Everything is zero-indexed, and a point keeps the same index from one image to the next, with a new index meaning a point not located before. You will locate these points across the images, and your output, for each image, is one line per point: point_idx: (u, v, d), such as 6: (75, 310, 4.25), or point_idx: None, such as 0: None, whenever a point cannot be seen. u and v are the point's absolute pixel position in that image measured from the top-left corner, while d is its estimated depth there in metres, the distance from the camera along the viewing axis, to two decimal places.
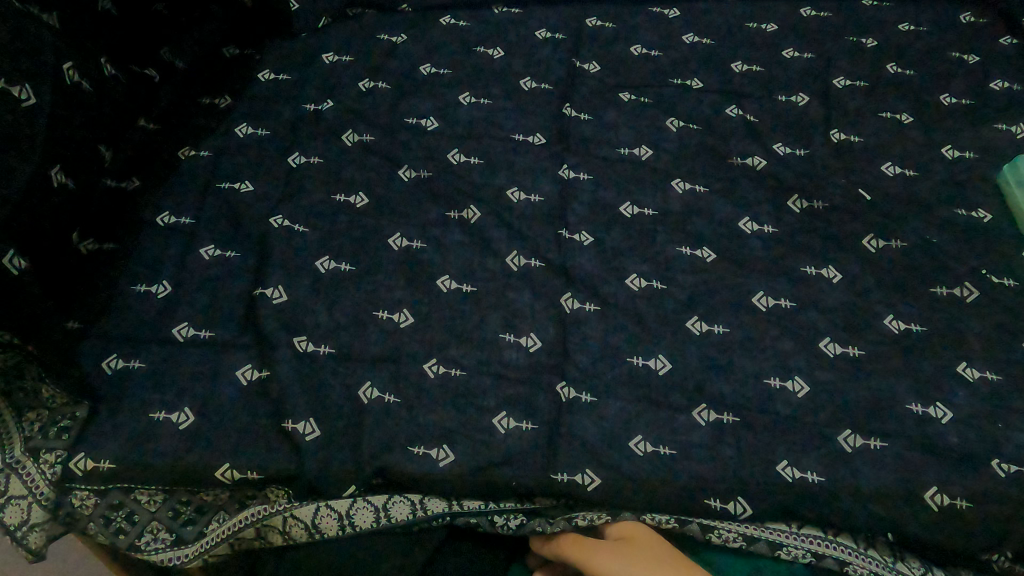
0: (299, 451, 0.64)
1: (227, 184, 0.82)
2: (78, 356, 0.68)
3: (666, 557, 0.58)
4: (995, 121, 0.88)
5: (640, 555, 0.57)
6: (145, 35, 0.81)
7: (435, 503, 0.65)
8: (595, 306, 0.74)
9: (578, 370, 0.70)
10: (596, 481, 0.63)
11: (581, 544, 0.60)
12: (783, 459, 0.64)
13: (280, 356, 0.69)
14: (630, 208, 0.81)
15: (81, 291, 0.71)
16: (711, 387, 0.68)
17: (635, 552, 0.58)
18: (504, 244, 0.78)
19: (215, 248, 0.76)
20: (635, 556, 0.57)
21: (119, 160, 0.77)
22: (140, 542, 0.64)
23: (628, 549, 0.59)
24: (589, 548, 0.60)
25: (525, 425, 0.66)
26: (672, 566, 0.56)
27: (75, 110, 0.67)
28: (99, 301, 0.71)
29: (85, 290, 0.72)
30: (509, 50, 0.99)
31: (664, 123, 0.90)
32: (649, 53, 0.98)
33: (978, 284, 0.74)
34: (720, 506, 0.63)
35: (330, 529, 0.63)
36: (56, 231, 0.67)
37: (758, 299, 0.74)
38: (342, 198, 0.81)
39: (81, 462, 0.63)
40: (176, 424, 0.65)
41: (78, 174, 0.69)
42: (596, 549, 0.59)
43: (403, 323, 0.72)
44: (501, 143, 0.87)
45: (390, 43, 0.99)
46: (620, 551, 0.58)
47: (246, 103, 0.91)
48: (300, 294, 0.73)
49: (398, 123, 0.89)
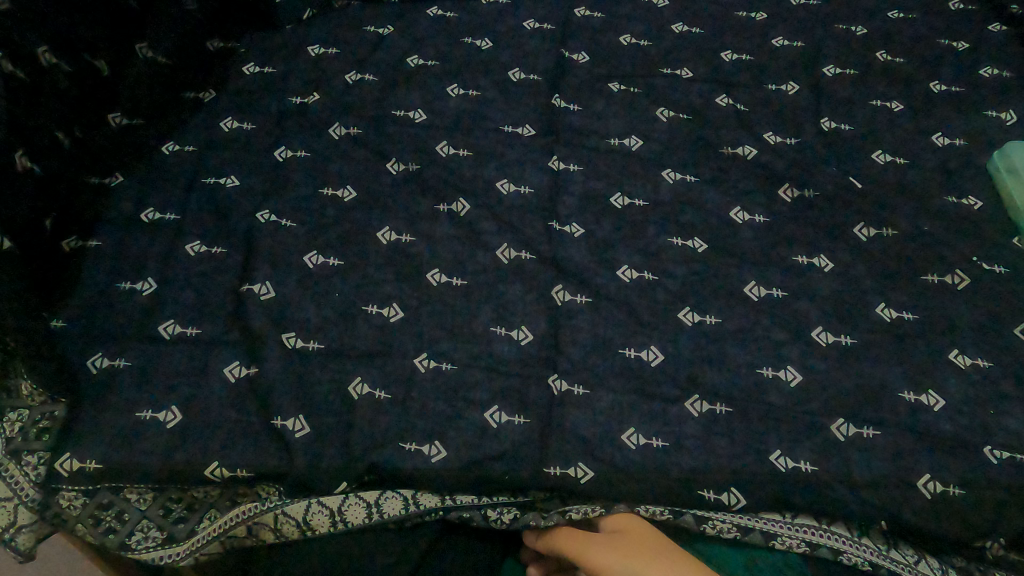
0: (288, 449, 0.63)
1: (213, 180, 0.81)
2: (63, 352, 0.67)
3: (651, 544, 0.58)
4: (984, 108, 0.88)
5: (627, 544, 0.58)
6: (122, 25, 0.79)
7: (428, 498, 0.64)
8: (586, 298, 0.73)
9: (570, 362, 0.69)
10: (589, 474, 0.63)
11: (570, 536, 0.61)
12: (777, 449, 0.64)
13: (268, 352, 0.68)
14: (621, 200, 0.81)
15: (63, 285, 0.71)
16: (704, 377, 0.68)
17: (622, 541, 0.58)
18: (494, 236, 0.77)
19: (200, 244, 0.75)
20: (621, 546, 0.58)
21: (86, 151, 0.76)
22: (130, 541, 0.63)
23: (616, 539, 0.59)
24: (578, 539, 0.60)
25: (517, 419, 0.66)
26: (658, 553, 0.56)
27: (27, 103, 0.66)
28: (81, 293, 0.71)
29: (66, 284, 0.71)
30: (497, 41, 0.97)
31: (654, 113, 0.89)
32: (638, 43, 0.97)
33: (970, 271, 0.74)
34: (715, 497, 0.62)
35: (322, 525, 0.63)
36: (24, 224, 0.65)
37: (749, 289, 0.74)
38: (330, 191, 0.80)
39: (67, 462, 0.62)
40: (163, 423, 0.64)
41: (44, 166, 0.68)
42: (584, 539, 0.60)
43: (393, 318, 0.71)
44: (490, 135, 0.86)
45: (377, 35, 0.98)
46: (606, 541, 0.59)
47: (230, 96, 0.89)
48: (288, 289, 0.72)
49: (385, 115, 0.88)
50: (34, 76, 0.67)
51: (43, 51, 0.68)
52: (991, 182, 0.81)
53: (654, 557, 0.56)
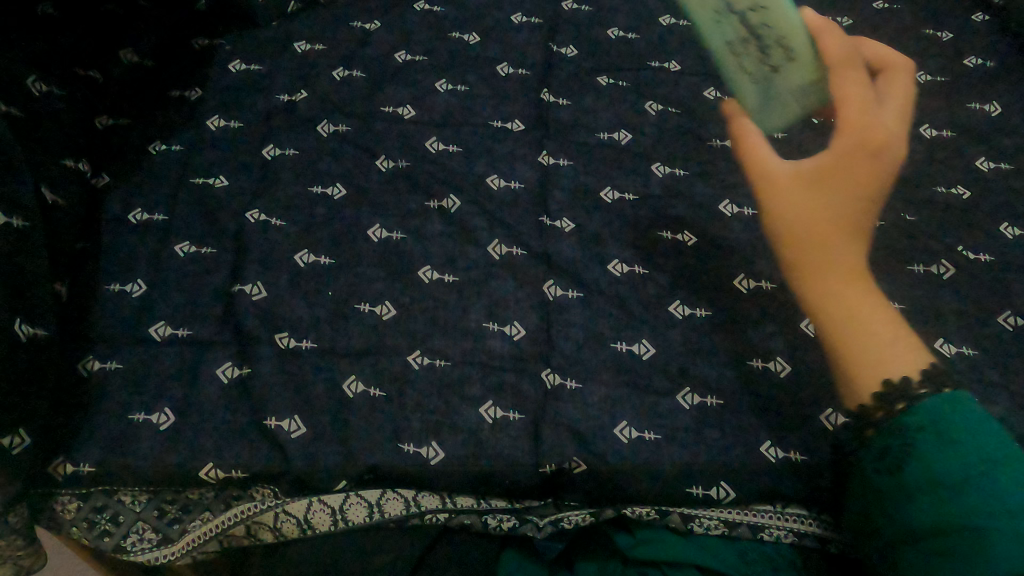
0: (283, 448, 0.64)
1: (201, 180, 0.80)
2: (72, 367, 0.66)
3: (844, 256, 0.60)
4: (969, 100, 0.89)
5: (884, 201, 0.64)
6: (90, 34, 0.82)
7: (429, 499, 0.65)
8: (577, 293, 0.74)
9: (562, 357, 0.69)
10: (581, 465, 0.64)
11: (856, 150, 0.62)
12: (766, 440, 0.65)
13: (261, 353, 0.68)
14: (611, 194, 0.81)
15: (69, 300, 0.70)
16: (694, 370, 0.69)
17: (875, 197, 0.62)
18: (485, 233, 0.77)
19: (189, 245, 0.75)
20: (819, 235, 0.61)
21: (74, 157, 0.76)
22: (126, 542, 0.64)
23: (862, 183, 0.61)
24: (847, 167, 0.62)
25: (511, 414, 0.66)
26: (812, 265, 0.61)
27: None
28: (83, 307, 0.70)
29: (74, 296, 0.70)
30: (485, 35, 0.96)
31: (643, 107, 0.89)
32: (627, 37, 0.97)
33: (954, 261, 0.75)
34: (703, 493, 0.64)
35: (323, 523, 0.63)
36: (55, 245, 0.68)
37: (738, 282, 0.74)
38: (320, 189, 0.80)
39: (61, 465, 0.63)
40: (156, 425, 0.64)
41: (20, 206, 0.62)
42: (855, 99, 0.65)
43: (385, 316, 0.71)
44: (479, 131, 0.86)
45: (363, 29, 0.96)
46: (901, 106, 0.67)
47: (215, 93, 0.88)
48: (280, 289, 0.72)
49: (374, 112, 0.88)
50: (27, 114, 0.70)
51: (31, 81, 0.71)
52: (768, 98, 0.70)
53: (817, 285, 0.60)
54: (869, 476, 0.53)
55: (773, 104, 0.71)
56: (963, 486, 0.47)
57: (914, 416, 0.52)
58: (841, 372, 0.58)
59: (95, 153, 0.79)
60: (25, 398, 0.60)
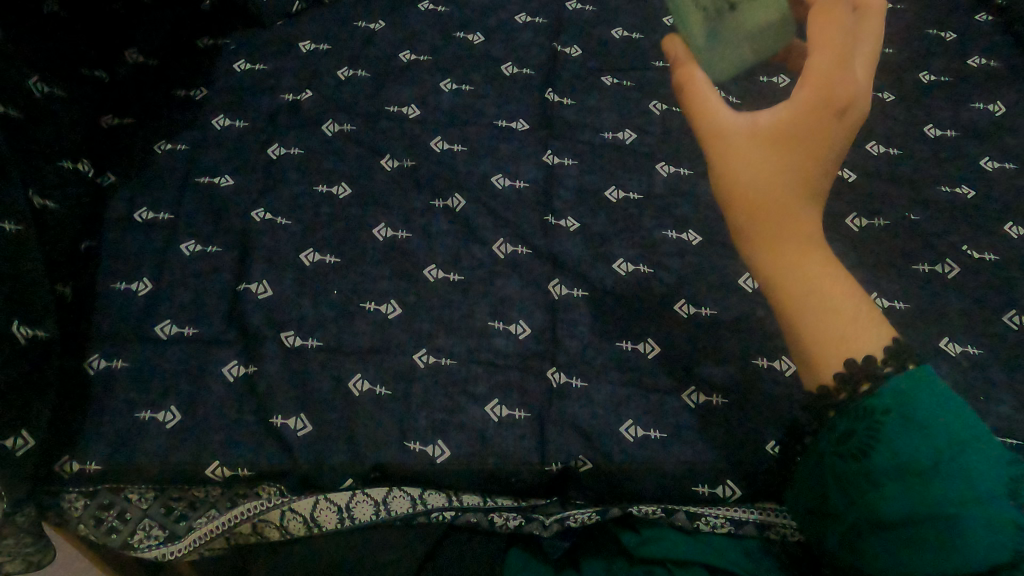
0: (289, 447, 0.64)
1: (206, 179, 0.80)
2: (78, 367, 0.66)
3: (806, 222, 0.56)
4: (973, 100, 0.89)
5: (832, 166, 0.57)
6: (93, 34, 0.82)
7: (435, 498, 0.65)
8: (583, 292, 0.74)
9: (568, 356, 0.69)
10: (588, 463, 0.64)
11: (821, 104, 0.54)
12: (773, 439, 0.65)
13: (267, 352, 0.68)
14: (615, 193, 0.81)
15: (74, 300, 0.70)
16: (700, 368, 0.69)
17: (831, 160, 0.56)
18: (490, 232, 0.78)
19: (195, 243, 0.75)
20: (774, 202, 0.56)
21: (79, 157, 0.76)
22: (133, 540, 0.64)
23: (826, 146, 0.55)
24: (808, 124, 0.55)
25: (517, 413, 0.66)
26: (771, 237, 0.56)
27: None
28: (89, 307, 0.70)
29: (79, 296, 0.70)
30: (489, 35, 0.97)
31: (647, 107, 0.89)
32: (631, 37, 0.97)
33: (959, 260, 0.75)
34: (708, 491, 0.64)
35: (330, 521, 0.64)
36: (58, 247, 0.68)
37: (743, 281, 0.74)
38: (325, 188, 0.80)
39: (67, 463, 0.62)
40: (163, 423, 0.65)
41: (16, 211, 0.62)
42: (829, 44, 0.55)
43: (390, 315, 0.71)
44: (484, 131, 0.86)
45: (368, 29, 0.96)
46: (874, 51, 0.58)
47: (220, 92, 0.88)
48: (285, 288, 0.72)
49: (379, 111, 0.88)
50: (29, 117, 0.69)
51: (34, 83, 0.71)
52: (717, 38, 0.63)
53: (778, 258, 0.56)
54: (834, 460, 0.52)
55: (720, 40, 0.63)
56: (940, 477, 0.46)
57: (882, 397, 0.50)
58: (803, 350, 0.55)
59: (99, 152, 0.79)
60: (29, 400, 0.60)
